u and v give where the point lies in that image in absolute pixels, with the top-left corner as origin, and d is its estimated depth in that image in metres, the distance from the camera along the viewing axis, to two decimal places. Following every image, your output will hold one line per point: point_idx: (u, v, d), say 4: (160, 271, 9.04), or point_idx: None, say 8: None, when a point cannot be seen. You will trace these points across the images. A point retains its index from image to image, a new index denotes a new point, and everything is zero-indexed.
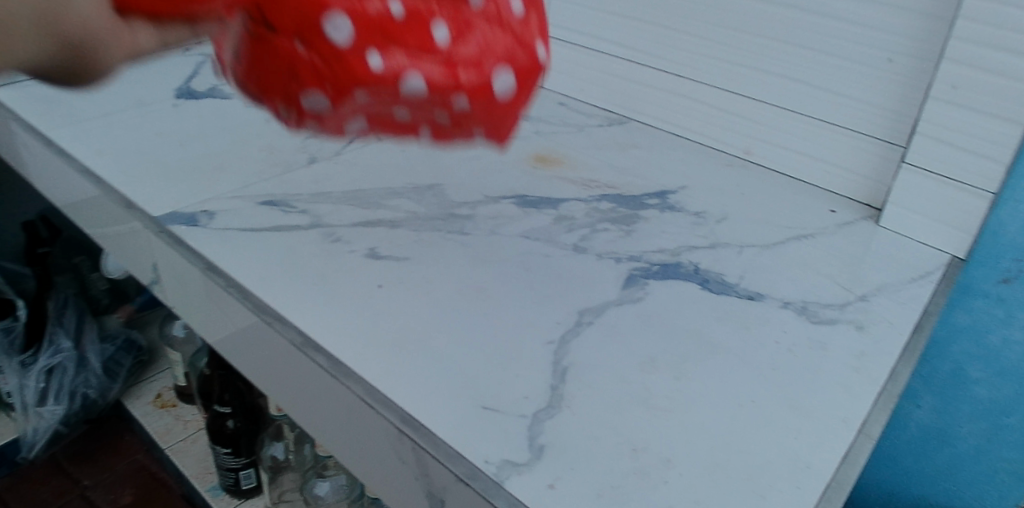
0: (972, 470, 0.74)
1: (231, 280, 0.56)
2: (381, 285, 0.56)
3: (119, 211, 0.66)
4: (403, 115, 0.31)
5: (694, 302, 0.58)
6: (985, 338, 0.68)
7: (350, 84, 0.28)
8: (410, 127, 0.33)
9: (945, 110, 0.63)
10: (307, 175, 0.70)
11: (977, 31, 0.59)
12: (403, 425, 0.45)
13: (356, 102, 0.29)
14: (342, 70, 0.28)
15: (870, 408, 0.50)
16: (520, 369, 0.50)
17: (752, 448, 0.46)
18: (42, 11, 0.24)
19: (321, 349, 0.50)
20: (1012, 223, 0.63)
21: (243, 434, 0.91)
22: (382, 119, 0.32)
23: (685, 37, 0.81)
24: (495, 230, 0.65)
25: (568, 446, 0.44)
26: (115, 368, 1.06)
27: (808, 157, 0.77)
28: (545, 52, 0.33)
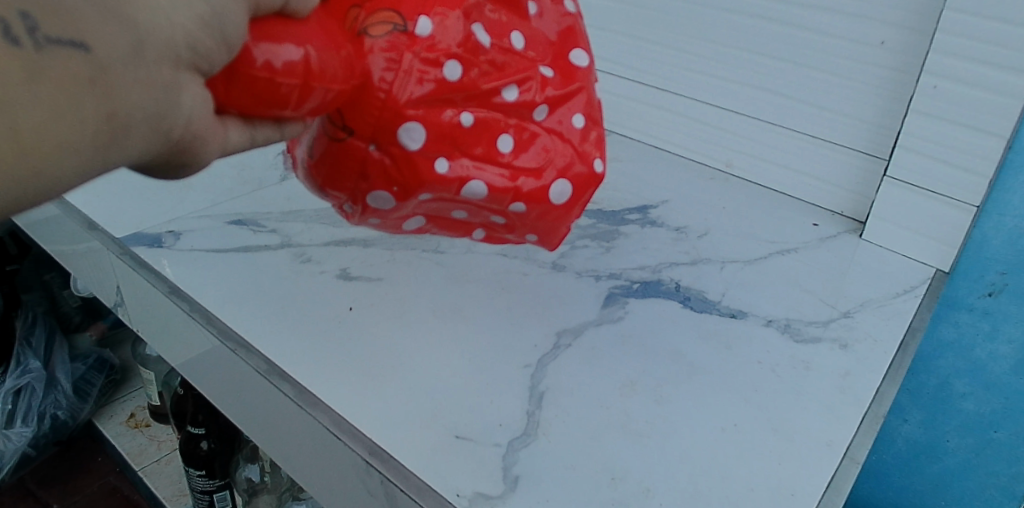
0: (961, 486, 0.72)
1: (195, 304, 0.54)
2: (352, 307, 0.54)
3: (83, 232, 0.64)
4: (457, 210, 0.44)
5: (674, 321, 0.57)
6: (971, 352, 0.67)
7: (421, 188, 0.40)
8: (462, 227, 0.46)
9: (927, 124, 0.63)
10: (279, 193, 0.69)
11: (958, 44, 0.59)
12: (371, 457, 0.43)
13: (424, 200, 0.42)
14: (417, 182, 0.40)
15: (856, 430, 0.48)
16: (495, 394, 0.48)
17: (734, 475, 0.44)
18: (167, 166, 0.28)
19: (287, 378, 0.48)
20: (996, 236, 0.63)
21: (217, 456, 0.86)
22: (442, 208, 0.43)
23: (664, 49, 0.80)
24: (472, 249, 0.63)
25: (543, 476, 0.43)
26: (85, 388, 1.03)
27: (789, 171, 0.76)
28: (600, 164, 0.45)
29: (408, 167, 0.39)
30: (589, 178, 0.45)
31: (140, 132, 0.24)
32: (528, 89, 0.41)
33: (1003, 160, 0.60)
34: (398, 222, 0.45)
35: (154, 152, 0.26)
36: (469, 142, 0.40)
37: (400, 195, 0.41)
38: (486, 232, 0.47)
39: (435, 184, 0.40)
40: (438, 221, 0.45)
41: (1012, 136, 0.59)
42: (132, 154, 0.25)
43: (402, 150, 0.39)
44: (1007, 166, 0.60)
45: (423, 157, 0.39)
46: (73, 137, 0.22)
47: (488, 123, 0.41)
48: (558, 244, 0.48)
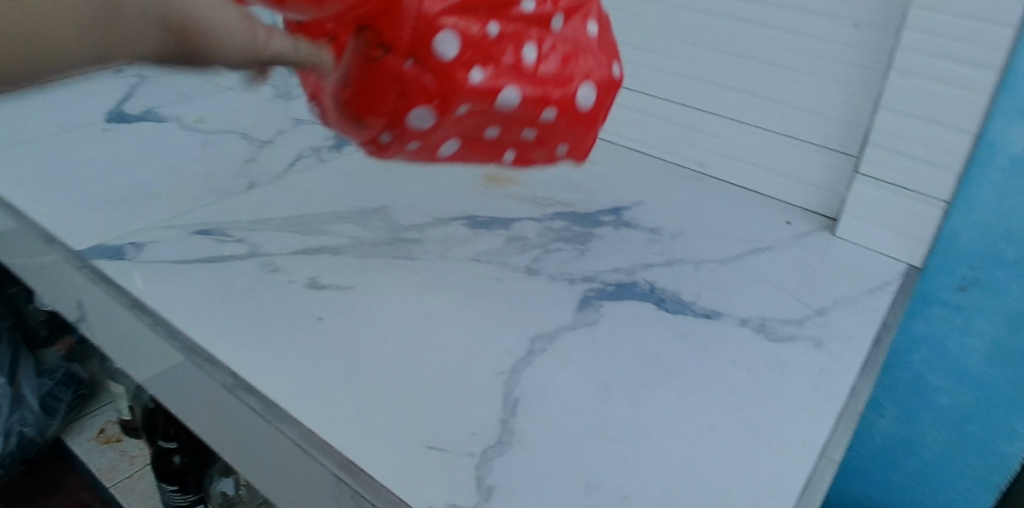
0: (939, 479, 0.72)
1: (159, 318, 0.53)
2: (321, 317, 0.53)
3: (42, 245, 0.63)
4: (490, 128, 0.42)
5: (649, 323, 0.57)
6: (945, 346, 0.67)
7: (451, 102, 0.39)
8: (498, 152, 0.45)
9: (895, 121, 0.63)
10: (247, 202, 0.68)
11: (924, 41, 0.59)
12: (341, 471, 0.42)
13: (460, 116, 0.40)
14: (451, 94, 0.39)
15: (831, 428, 0.48)
16: (469, 402, 0.47)
17: (710, 477, 0.44)
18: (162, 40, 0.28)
19: (254, 391, 0.47)
20: (965, 231, 0.63)
21: (191, 470, 0.85)
22: (475, 126, 0.42)
23: (634, 50, 0.80)
24: (445, 254, 0.62)
25: (518, 486, 0.42)
26: (53, 403, 1.00)
27: (761, 170, 0.76)
28: (618, 69, 0.45)
29: (431, 76, 0.39)
30: (612, 83, 0.44)
31: (127, 16, 0.27)
32: (544, 1, 0.41)
33: (971, 154, 0.60)
34: (434, 151, 0.44)
35: (162, 41, 0.28)
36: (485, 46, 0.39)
37: (434, 112, 0.40)
38: (520, 156, 0.46)
39: (463, 92, 0.39)
40: (472, 148, 0.44)
41: (978, 131, 0.59)
42: (65, 7, 0.25)
43: (424, 61, 0.38)
44: (976, 161, 0.60)
45: (455, 63, 0.38)
46: (79, 44, 0.26)
47: (498, 23, 0.39)
48: (586, 155, 0.47)
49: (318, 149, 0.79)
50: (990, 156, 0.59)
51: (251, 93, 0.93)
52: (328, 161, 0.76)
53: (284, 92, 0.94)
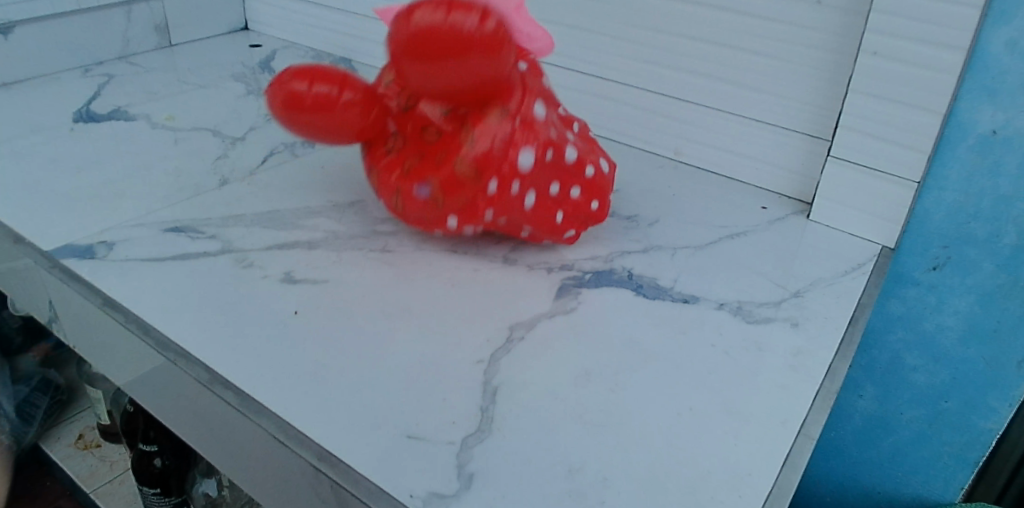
0: (917, 456, 0.73)
1: (130, 315, 0.52)
2: (297, 311, 0.53)
3: (10, 246, 0.61)
4: (547, 192, 0.59)
5: (627, 308, 0.57)
6: (920, 325, 0.68)
7: (524, 175, 0.56)
8: (552, 217, 0.60)
9: (865, 103, 0.64)
10: (220, 199, 0.67)
11: (892, 23, 0.60)
12: (319, 463, 0.42)
13: (532, 206, 0.59)
14: (535, 201, 0.59)
15: (808, 407, 0.49)
16: (448, 391, 0.47)
17: (690, 458, 0.44)
18: None
19: (230, 386, 0.47)
20: (937, 210, 0.64)
21: (172, 473, 0.83)
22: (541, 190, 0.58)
23: (606, 39, 0.80)
24: (421, 246, 0.62)
25: (499, 472, 0.42)
26: (30, 411, 0.97)
27: (735, 156, 0.77)
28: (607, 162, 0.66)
29: (518, 163, 0.55)
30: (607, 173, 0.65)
31: None
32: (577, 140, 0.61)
33: (941, 134, 0.61)
34: (511, 207, 0.58)
35: None
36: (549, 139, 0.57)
37: (517, 177, 0.56)
38: (563, 223, 0.62)
39: (533, 171, 0.56)
40: (534, 217, 0.60)
41: (947, 111, 0.60)
42: None
43: (513, 151, 0.55)
44: (945, 142, 0.61)
45: (540, 183, 0.58)
46: None
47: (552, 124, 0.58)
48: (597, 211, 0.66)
49: (291, 145, 0.78)
50: (960, 136, 0.60)
51: (222, 90, 0.92)
52: (302, 157, 0.76)
53: (255, 89, 0.93)
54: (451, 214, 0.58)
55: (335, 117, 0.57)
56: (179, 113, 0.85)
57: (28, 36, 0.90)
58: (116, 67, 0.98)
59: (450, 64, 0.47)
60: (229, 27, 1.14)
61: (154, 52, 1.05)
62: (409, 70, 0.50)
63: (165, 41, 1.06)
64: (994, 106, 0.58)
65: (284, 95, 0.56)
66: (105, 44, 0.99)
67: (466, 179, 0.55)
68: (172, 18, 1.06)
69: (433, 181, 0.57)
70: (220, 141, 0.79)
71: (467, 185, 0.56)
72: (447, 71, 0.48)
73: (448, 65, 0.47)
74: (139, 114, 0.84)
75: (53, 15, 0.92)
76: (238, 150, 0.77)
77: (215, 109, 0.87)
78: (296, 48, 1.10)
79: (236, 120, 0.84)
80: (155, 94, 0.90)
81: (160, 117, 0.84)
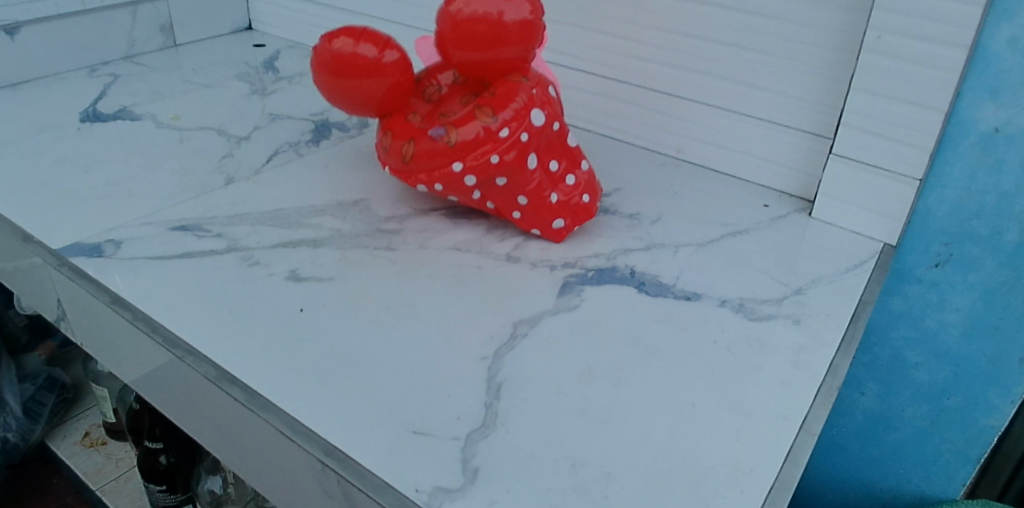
0: (919, 453, 0.74)
1: (139, 313, 0.53)
2: (303, 309, 0.53)
3: (18, 245, 0.62)
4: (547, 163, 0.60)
5: (630, 305, 0.57)
6: (922, 322, 0.68)
7: (535, 130, 0.57)
8: (546, 199, 0.61)
9: (867, 101, 0.64)
10: (226, 198, 0.68)
11: (894, 21, 0.60)
12: (326, 458, 0.42)
13: (536, 183, 0.60)
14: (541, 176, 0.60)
15: (810, 403, 0.49)
16: (453, 388, 0.48)
17: (692, 453, 0.45)
18: None
19: (237, 383, 0.47)
20: (939, 208, 0.64)
21: (178, 470, 0.84)
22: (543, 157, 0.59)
23: (609, 38, 0.80)
24: (425, 244, 0.63)
25: (503, 467, 0.42)
26: (35, 408, 0.97)
27: (737, 154, 0.77)
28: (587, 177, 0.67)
29: (531, 118, 0.57)
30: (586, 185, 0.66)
31: None
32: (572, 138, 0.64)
33: (943, 132, 0.61)
34: (514, 162, 0.58)
35: None
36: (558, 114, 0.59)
37: (528, 128, 0.57)
38: (555, 208, 0.62)
39: (541, 131, 0.58)
40: (530, 185, 0.60)
41: (949, 109, 0.60)
42: None
43: (527, 109, 0.56)
44: (947, 139, 0.62)
45: (545, 161, 0.60)
46: None
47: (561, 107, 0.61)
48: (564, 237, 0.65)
49: (295, 144, 0.79)
50: (962, 133, 0.61)
51: (227, 90, 0.93)
52: (307, 156, 0.76)
53: (260, 89, 0.94)
54: (457, 160, 0.57)
55: (366, 82, 0.57)
56: (184, 112, 0.86)
57: (34, 37, 0.91)
58: (121, 68, 0.99)
59: (491, 22, 0.53)
60: (233, 26, 1.15)
61: (159, 52, 1.05)
62: (464, 22, 0.53)
63: (170, 41, 1.07)
64: (996, 104, 0.58)
65: (325, 55, 0.56)
66: (110, 44, 0.99)
67: (477, 127, 0.56)
68: (177, 18, 1.06)
69: (446, 131, 0.57)
70: (225, 140, 0.79)
71: (476, 136, 0.56)
72: (485, 29, 0.53)
73: (490, 26, 0.53)
74: (145, 114, 0.85)
75: (59, 17, 0.93)
76: (243, 149, 0.77)
77: (220, 109, 0.87)
78: (299, 48, 1.10)
79: (241, 120, 0.84)
80: (161, 93, 0.91)
81: (165, 117, 0.84)
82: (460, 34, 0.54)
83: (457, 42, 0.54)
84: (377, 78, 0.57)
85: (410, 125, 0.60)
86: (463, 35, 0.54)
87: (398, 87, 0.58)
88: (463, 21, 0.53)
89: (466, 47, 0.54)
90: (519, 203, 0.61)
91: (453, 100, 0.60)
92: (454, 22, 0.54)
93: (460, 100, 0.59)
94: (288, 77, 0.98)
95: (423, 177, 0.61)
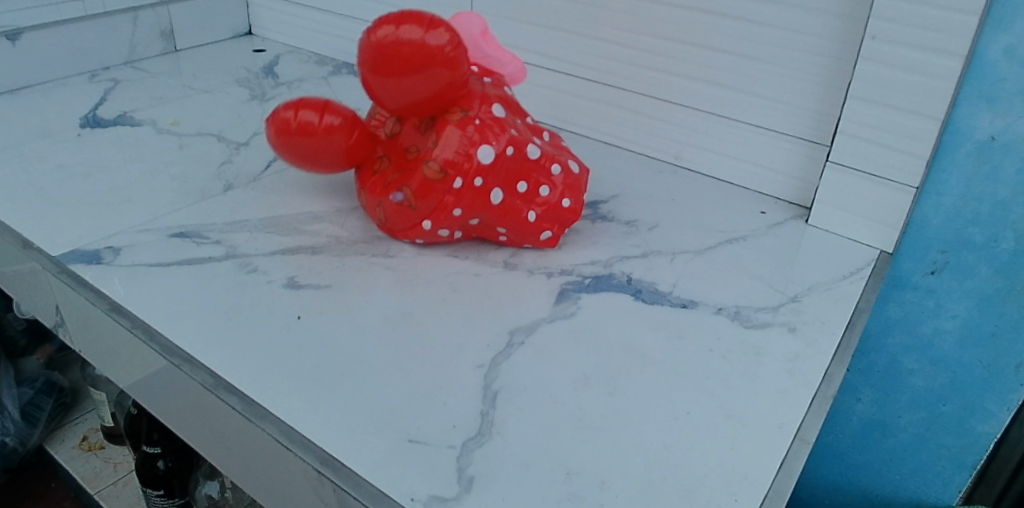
0: (915, 459, 0.74)
1: (137, 321, 0.53)
2: (301, 316, 0.54)
3: (17, 251, 0.62)
4: (514, 189, 0.59)
5: (626, 313, 0.58)
6: (918, 329, 0.68)
7: (487, 168, 0.57)
8: (524, 219, 0.61)
9: (864, 109, 0.64)
10: (224, 204, 0.68)
11: (890, 30, 0.60)
12: (322, 466, 0.42)
13: (505, 211, 0.60)
14: (508, 202, 0.60)
15: (805, 411, 0.49)
16: (449, 396, 0.48)
17: (687, 462, 0.45)
18: None
19: (235, 391, 0.47)
20: (935, 216, 0.64)
21: (176, 474, 0.84)
22: (507, 185, 0.59)
23: (607, 45, 0.81)
24: (422, 251, 0.63)
25: (499, 475, 0.42)
26: (34, 413, 0.97)
27: (734, 161, 0.77)
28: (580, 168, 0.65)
29: (478, 157, 0.56)
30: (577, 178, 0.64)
31: None
32: (543, 142, 0.62)
33: (938, 140, 0.62)
34: (479, 204, 0.59)
35: None
36: (511, 135, 0.58)
37: (477, 165, 0.56)
38: (537, 223, 0.62)
39: (495, 165, 0.57)
40: (503, 216, 0.60)
41: (945, 118, 0.61)
42: None
43: (473, 148, 0.56)
44: (943, 148, 0.62)
45: (510, 185, 0.59)
46: None
47: (514, 122, 0.59)
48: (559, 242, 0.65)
49: None
50: (958, 142, 0.61)
51: (226, 96, 0.93)
52: None
53: (259, 95, 0.94)
54: (421, 206, 0.59)
55: (319, 143, 0.59)
56: (183, 118, 0.86)
57: (35, 42, 0.91)
58: (122, 73, 0.99)
59: (410, 71, 0.52)
60: (233, 31, 1.15)
61: (159, 57, 1.05)
62: (381, 71, 0.53)
63: (170, 46, 1.07)
64: (992, 112, 0.59)
65: (276, 127, 0.59)
66: (111, 49, 1.00)
67: (432, 178, 0.57)
68: (177, 24, 1.07)
69: (405, 186, 0.59)
70: (224, 146, 0.80)
71: (431, 181, 0.57)
72: (409, 80, 0.53)
73: (411, 74, 0.52)
74: (145, 120, 0.85)
75: (60, 23, 0.93)
76: (242, 155, 0.78)
77: (219, 114, 0.87)
78: (299, 53, 1.11)
79: (240, 125, 0.85)
80: (160, 99, 0.91)
81: (165, 123, 0.84)
82: (388, 89, 0.54)
83: (389, 95, 0.55)
84: (329, 140, 0.59)
85: (379, 172, 0.62)
86: (392, 90, 0.54)
87: (354, 143, 0.60)
88: (384, 76, 0.53)
89: (400, 98, 0.55)
90: (500, 230, 0.62)
91: (408, 140, 0.60)
92: (377, 79, 0.54)
93: (416, 137, 0.59)
94: (287, 82, 0.98)
95: (402, 233, 0.62)
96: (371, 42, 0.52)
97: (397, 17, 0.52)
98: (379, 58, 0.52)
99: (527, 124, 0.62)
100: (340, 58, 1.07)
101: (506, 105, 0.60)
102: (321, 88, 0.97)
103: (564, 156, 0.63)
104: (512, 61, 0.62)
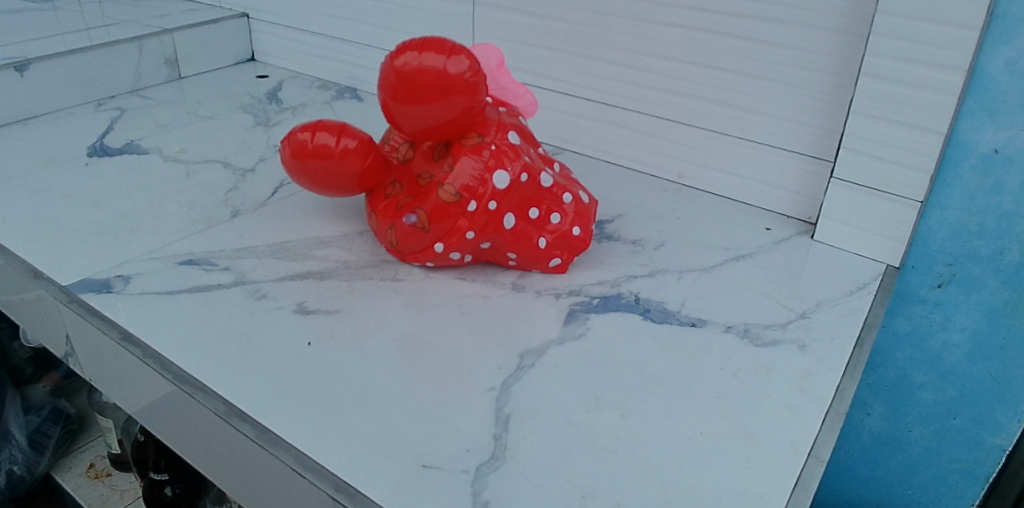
0: (928, 473, 0.73)
1: (148, 350, 0.53)
2: (310, 342, 0.54)
3: (26, 281, 0.62)
4: (526, 215, 0.60)
5: (635, 333, 0.58)
6: (926, 342, 0.68)
7: (501, 192, 0.57)
8: (536, 246, 0.61)
9: (866, 126, 0.65)
10: (233, 231, 0.68)
11: (890, 47, 0.61)
12: (336, 494, 0.42)
13: (517, 236, 0.60)
14: (520, 228, 0.60)
15: (818, 429, 0.49)
16: (460, 420, 0.48)
17: (702, 482, 0.44)
18: None
19: (246, 418, 0.47)
20: (941, 230, 0.64)
21: (185, 501, 0.82)
22: (519, 210, 0.59)
23: (609, 65, 0.81)
24: (429, 274, 0.63)
25: (513, 499, 0.42)
26: (40, 440, 0.97)
27: (738, 178, 0.78)
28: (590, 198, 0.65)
29: (494, 181, 0.57)
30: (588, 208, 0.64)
31: None
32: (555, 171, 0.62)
33: (942, 155, 0.62)
34: (491, 228, 0.59)
35: None
36: (525, 162, 0.58)
37: (491, 189, 0.57)
38: (548, 250, 0.62)
39: (509, 190, 0.58)
40: (515, 240, 0.60)
41: (949, 131, 0.61)
42: None
43: (488, 173, 0.57)
44: (947, 162, 0.62)
45: (522, 212, 0.59)
46: None
47: (528, 150, 0.60)
48: (568, 271, 0.65)
49: None
50: (961, 157, 0.61)
51: (231, 122, 0.94)
52: None
53: (263, 120, 0.95)
54: (434, 230, 0.59)
55: (333, 166, 0.59)
56: (190, 145, 0.86)
57: (42, 71, 0.92)
58: (128, 101, 1.00)
59: (431, 98, 0.53)
60: (237, 58, 1.16)
61: (164, 84, 1.06)
62: (402, 97, 0.54)
63: (174, 73, 1.08)
64: (995, 125, 0.59)
65: (294, 150, 0.59)
66: (117, 77, 1.01)
67: (446, 202, 0.57)
68: (182, 52, 1.08)
69: (419, 209, 0.59)
70: (231, 173, 0.80)
71: (444, 205, 0.57)
72: (429, 107, 0.53)
73: (431, 101, 0.53)
74: (152, 148, 0.86)
75: (68, 52, 0.94)
76: (248, 181, 0.78)
77: (225, 141, 0.88)
78: (303, 78, 1.12)
79: (246, 152, 0.85)
80: (166, 126, 0.92)
81: (172, 150, 0.85)
82: (406, 115, 0.55)
83: (407, 121, 0.55)
84: (343, 163, 0.59)
85: (390, 198, 0.62)
86: (410, 116, 0.55)
87: (368, 168, 0.61)
88: (405, 102, 0.54)
89: (417, 123, 0.55)
90: (511, 254, 0.62)
91: (421, 167, 0.60)
92: (396, 105, 0.54)
93: (430, 164, 0.60)
94: (291, 108, 0.99)
95: (412, 256, 0.62)
96: (392, 68, 0.53)
97: (419, 45, 0.53)
98: (399, 85, 0.53)
99: (540, 152, 0.63)
100: (343, 82, 1.08)
101: (520, 134, 0.61)
102: (325, 112, 0.97)
103: (575, 186, 0.64)
104: (527, 94, 0.63)
